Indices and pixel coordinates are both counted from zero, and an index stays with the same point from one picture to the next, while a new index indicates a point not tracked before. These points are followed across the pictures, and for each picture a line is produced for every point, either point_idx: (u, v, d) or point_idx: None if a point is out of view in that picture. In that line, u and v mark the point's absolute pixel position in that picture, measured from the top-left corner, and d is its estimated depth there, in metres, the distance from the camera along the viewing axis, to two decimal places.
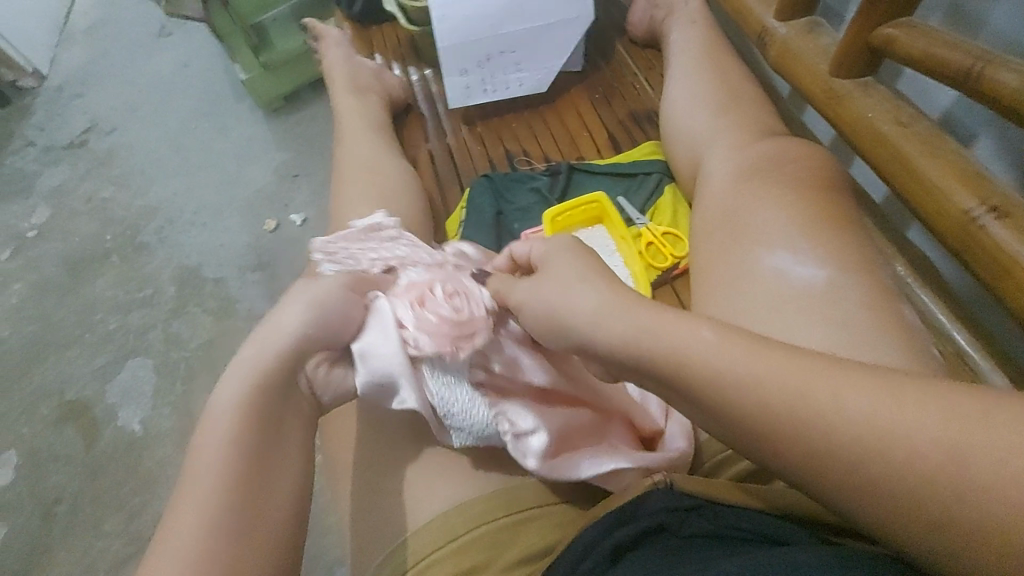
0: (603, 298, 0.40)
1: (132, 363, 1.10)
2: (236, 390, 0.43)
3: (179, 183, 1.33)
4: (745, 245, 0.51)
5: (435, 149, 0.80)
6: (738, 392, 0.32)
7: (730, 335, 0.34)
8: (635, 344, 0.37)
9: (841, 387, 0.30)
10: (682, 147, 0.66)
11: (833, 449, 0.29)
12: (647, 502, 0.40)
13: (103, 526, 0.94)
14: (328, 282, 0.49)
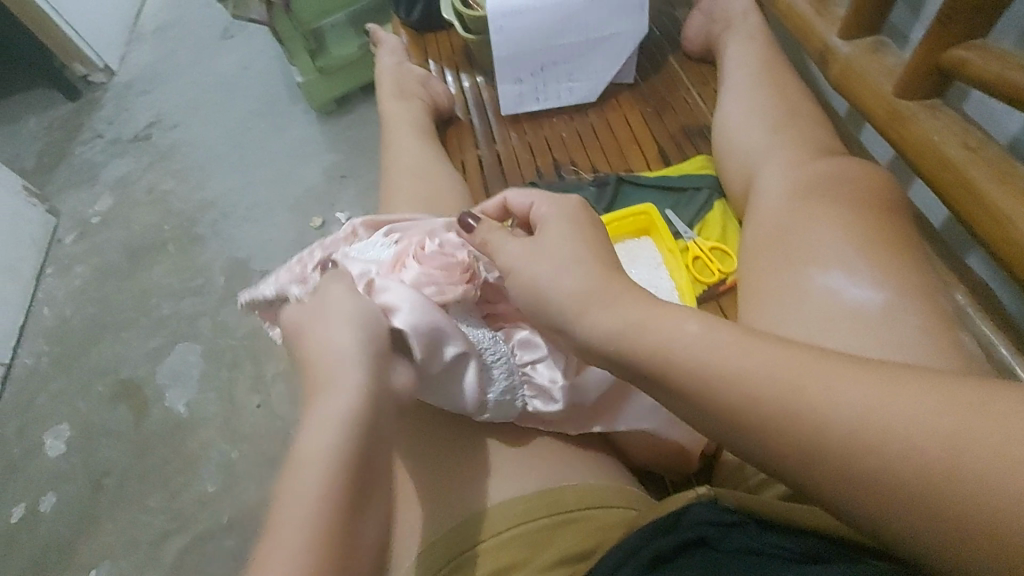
0: (586, 277, 0.41)
1: (181, 348, 1.15)
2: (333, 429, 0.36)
3: (234, 178, 1.39)
4: (798, 263, 0.51)
5: (484, 154, 0.81)
6: (726, 383, 0.32)
7: (720, 334, 0.35)
8: (620, 337, 0.38)
9: (832, 379, 0.30)
10: (736, 162, 0.65)
11: (825, 444, 0.29)
12: (690, 514, 0.40)
13: (147, 502, 0.99)
14: (336, 301, 0.42)
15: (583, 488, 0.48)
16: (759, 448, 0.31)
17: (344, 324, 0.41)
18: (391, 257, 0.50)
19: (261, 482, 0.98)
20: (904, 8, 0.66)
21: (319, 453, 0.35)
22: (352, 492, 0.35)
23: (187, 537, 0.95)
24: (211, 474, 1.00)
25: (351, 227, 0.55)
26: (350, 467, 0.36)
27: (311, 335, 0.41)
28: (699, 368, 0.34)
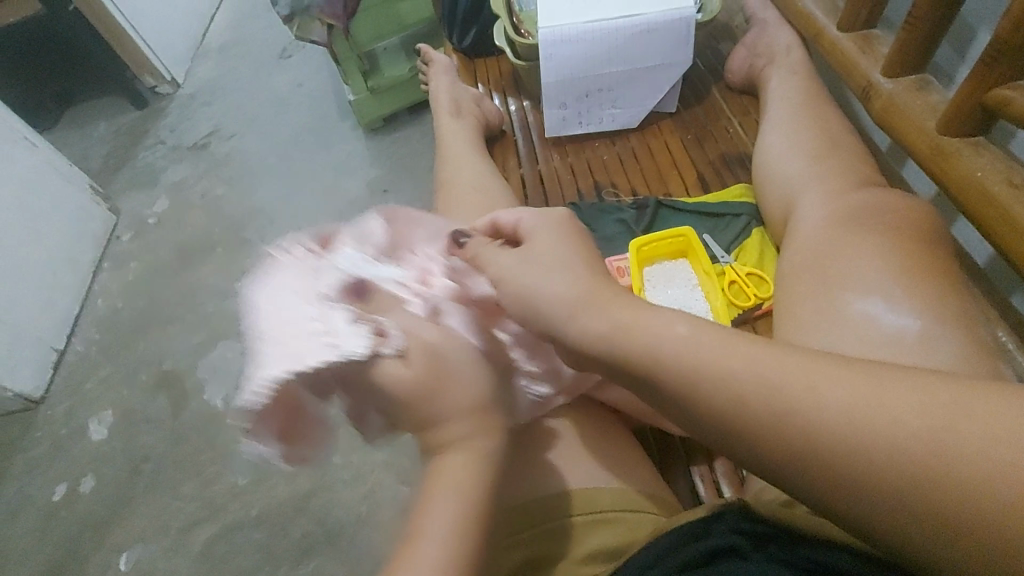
0: (572, 285, 0.44)
1: (222, 345, 1.20)
2: (457, 474, 0.45)
3: (282, 187, 1.46)
4: (833, 288, 0.52)
5: (526, 173, 0.85)
6: (716, 386, 0.35)
7: (707, 338, 0.37)
8: (614, 341, 0.40)
9: (815, 380, 0.33)
10: (776, 190, 0.67)
11: (807, 440, 0.31)
12: (718, 522, 0.41)
13: (180, 490, 1.02)
14: (439, 346, 0.50)
15: (617, 490, 0.51)
16: (744, 444, 0.34)
17: (462, 365, 0.49)
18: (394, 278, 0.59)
19: (290, 479, 1.01)
20: (949, 48, 0.67)
21: (455, 483, 0.44)
22: (480, 519, 0.44)
23: (217, 526, 0.98)
24: (242, 467, 1.03)
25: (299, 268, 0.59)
26: (482, 497, 0.44)
27: (437, 385, 0.47)
28: (690, 371, 0.36)
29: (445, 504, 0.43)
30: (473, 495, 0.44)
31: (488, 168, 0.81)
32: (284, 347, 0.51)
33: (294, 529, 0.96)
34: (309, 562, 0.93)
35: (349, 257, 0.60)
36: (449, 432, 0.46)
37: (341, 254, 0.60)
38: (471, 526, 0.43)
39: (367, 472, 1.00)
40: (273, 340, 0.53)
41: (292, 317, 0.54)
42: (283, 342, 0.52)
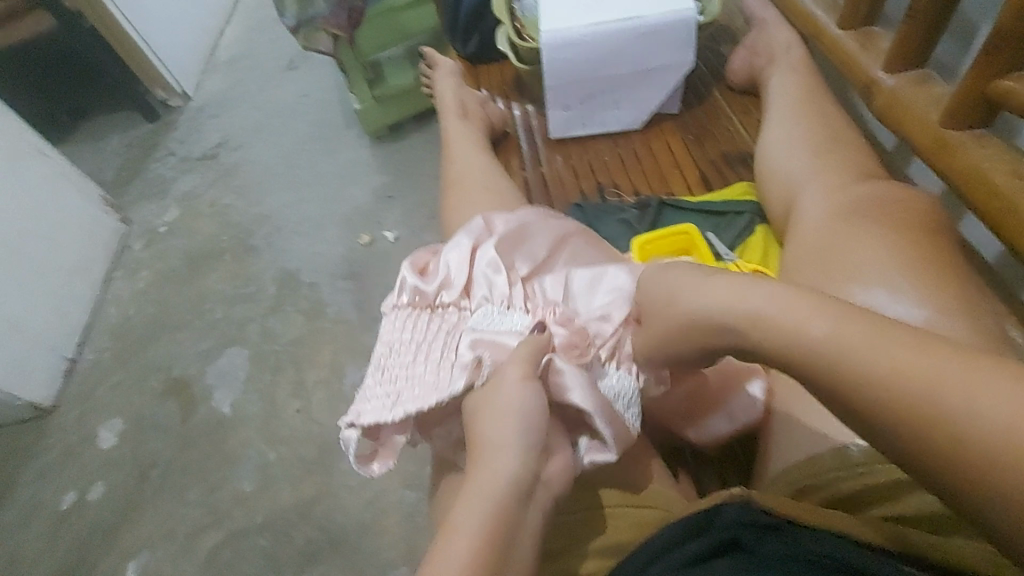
0: (734, 293, 0.42)
1: (229, 351, 1.21)
2: (480, 508, 0.44)
3: (289, 196, 1.47)
4: (847, 280, 0.51)
5: (530, 176, 0.86)
6: (858, 384, 0.33)
7: (854, 330, 0.35)
8: (748, 334, 0.39)
9: (976, 391, 0.29)
10: (777, 187, 0.67)
11: (968, 451, 0.29)
12: (720, 514, 0.41)
13: (187, 495, 1.03)
14: (508, 379, 0.49)
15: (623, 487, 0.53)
16: (889, 447, 0.32)
17: (503, 391, 0.49)
18: (505, 301, 0.58)
19: (295, 484, 1.01)
20: (950, 43, 0.67)
21: (490, 489, 0.44)
22: (512, 521, 0.44)
23: (222, 532, 0.98)
24: (248, 473, 1.03)
25: (402, 289, 0.60)
26: (514, 500, 0.44)
27: (484, 409, 0.49)
28: (828, 365, 0.35)
29: (473, 506, 0.44)
30: (504, 496, 0.44)
31: (491, 172, 0.82)
32: (400, 384, 0.55)
33: (298, 535, 0.96)
34: (313, 568, 0.93)
35: (457, 274, 0.59)
36: (489, 449, 0.47)
37: (449, 270, 0.60)
38: (502, 530, 0.43)
39: (373, 477, 1.00)
40: (387, 373, 0.56)
41: (404, 352, 0.57)
42: (396, 378, 0.56)
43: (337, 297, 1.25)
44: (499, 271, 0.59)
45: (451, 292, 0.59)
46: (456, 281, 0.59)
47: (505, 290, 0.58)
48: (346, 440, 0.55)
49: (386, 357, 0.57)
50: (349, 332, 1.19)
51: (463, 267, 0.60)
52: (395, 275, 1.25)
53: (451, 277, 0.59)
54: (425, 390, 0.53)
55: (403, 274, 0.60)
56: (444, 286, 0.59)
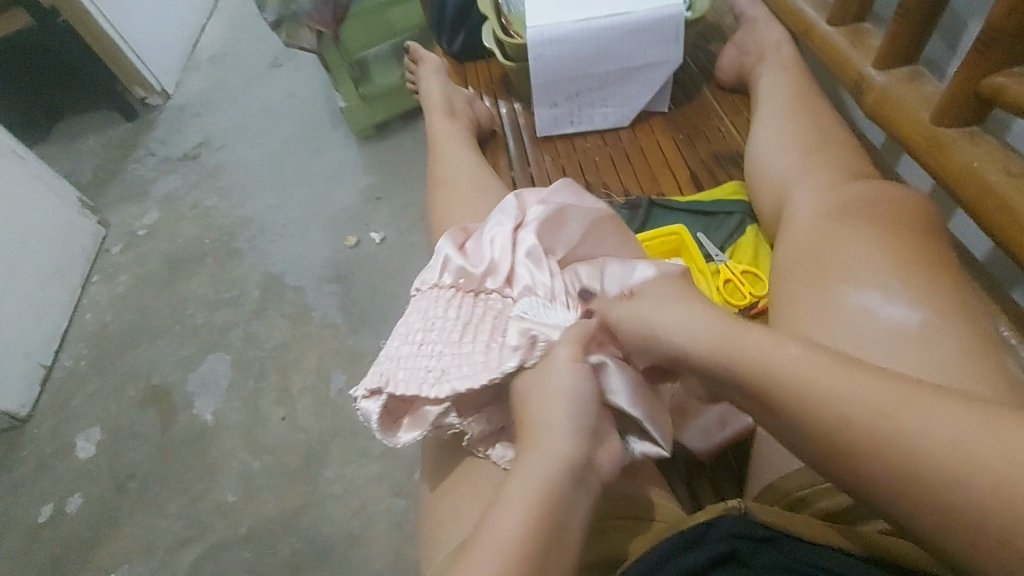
0: (710, 313, 0.47)
1: (211, 358, 1.18)
2: (530, 487, 0.42)
3: (273, 198, 1.44)
4: (842, 293, 0.48)
5: (517, 175, 0.84)
6: (826, 407, 0.37)
7: (821, 359, 0.39)
8: (728, 358, 0.43)
9: (928, 416, 0.34)
10: (768, 185, 0.65)
11: (906, 465, 0.34)
12: (716, 525, 0.39)
13: (166, 508, 1.01)
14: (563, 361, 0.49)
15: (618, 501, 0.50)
16: (851, 468, 0.36)
17: (555, 371, 0.49)
18: (549, 292, 0.57)
19: (279, 495, 0.99)
20: (939, 40, 0.66)
21: (541, 469, 0.43)
22: (562, 502, 0.42)
23: (204, 545, 0.97)
24: (231, 483, 1.02)
25: (444, 267, 0.61)
26: (566, 479, 0.43)
27: (533, 392, 0.49)
28: (799, 388, 0.39)
29: (524, 483, 0.43)
30: (557, 474, 0.43)
31: (478, 173, 0.80)
32: (443, 360, 0.55)
33: (282, 547, 0.94)
34: None
35: (502, 257, 0.60)
36: (540, 428, 0.46)
37: (494, 253, 0.61)
38: (552, 508, 0.42)
39: (360, 485, 0.98)
40: (427, 348, 0.56)
41: (446, 327, 0.57)
42: (441, 354, 0.56)
43: (323, 300, 1.22)
44: (543, 256, 0.59)
45: (497, 276, 0.60)
46: (500, 264, 0.60)
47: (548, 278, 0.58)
48: (366, 411, 0.56)
49: (427, 333, 0.57)
50: (335, 336, 1.16)
51: (507, 250, 0.60)
52: (382, 278, 1.23)
53: (495, 259, 0.61)
54: (472, 369, 0.53)
55: (450, 254, 0.61)
56: (486, 265, 0.60)
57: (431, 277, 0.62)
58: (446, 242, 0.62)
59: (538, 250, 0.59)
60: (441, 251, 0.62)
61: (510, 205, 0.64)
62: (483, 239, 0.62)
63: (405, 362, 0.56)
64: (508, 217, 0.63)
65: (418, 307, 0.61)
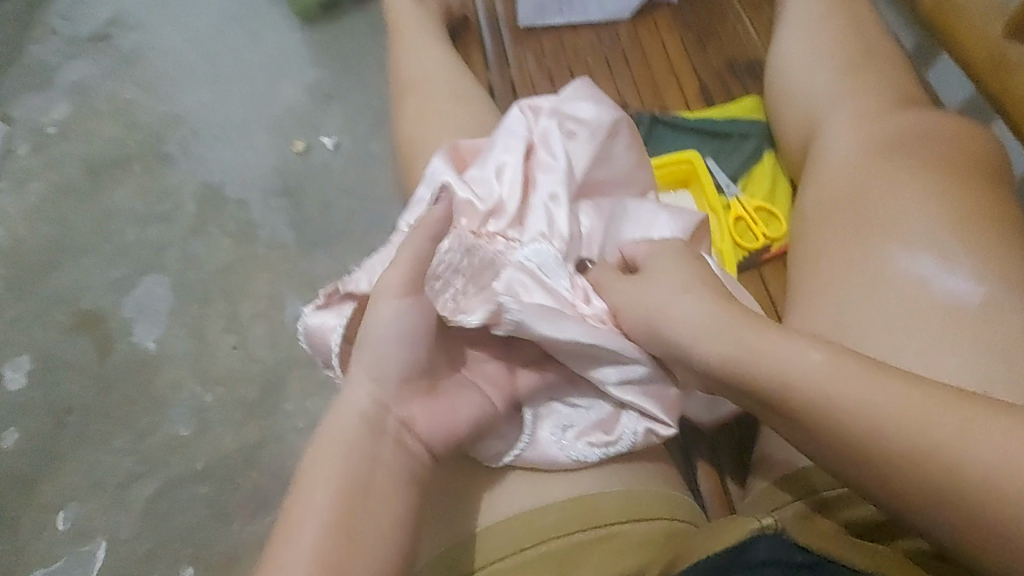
0: (698, 308, 0.45)
1: (147, 280, 1.06)
2: (335, 459, 0.42)
3: (206, 92, 1.24)
4: (880, 265, 0.44)
5: (494, 79, 0.73)
6: (854, 420, 0.37)
7: (844, 364, 0.39)
8: (739, 361, 0.41)
9: (966, 426, 0.35)
10: (795, 108, 0.56)
11: (934, 476, 0.35)
12: (749, 551, 0.37)
13: (113, 442, 0.94)
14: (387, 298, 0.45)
15: (620, 497, 0.47)
16: (880, 478, 0.37)
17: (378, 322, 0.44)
18: (563, 243, 0.54)
19: (235, 429, 0.94)
20: None
21: (338, 437, 0.43)
22: (366, 465, 0.42)
23: (158, 480, 0.91)
24: (182, 417, 0.95)
25: (439, 190, 0.55)
26: (361, 434, 0.43)
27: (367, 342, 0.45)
28: (822, 398, 0.38)
29: (330, 452, 0.42)
30: (355, 445, 0.43)
31: (450, 79, 0.68)
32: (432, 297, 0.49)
33: (244, 482, 0.90)
34: (262, 515, 0.88)
35: (511, 192, 0.55)
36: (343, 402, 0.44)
37: (501, 186, 0.55)
38: (360, 475, 0.42)
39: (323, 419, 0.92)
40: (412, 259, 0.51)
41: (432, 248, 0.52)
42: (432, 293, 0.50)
43: (270, 216, 1.09)
44: (558, 189, 0.55)
45: (501, 217, 0.54)
46: (507, 202, 0.55)
47: (563, 223, 0.54)
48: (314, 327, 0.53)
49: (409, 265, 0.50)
50: (287, 258, 1.05)
51: (517, 184, 0.55)
52: (337, 192, 1.10)
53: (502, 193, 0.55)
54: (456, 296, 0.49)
55: (449, 181, 0.55)
56: (491, 192, 0.55)
57: (426, 212, 0.55)
58: (442, 166, 0.57)
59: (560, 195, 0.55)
60: (439, 179, 0.56)
61: (516, 121, 0.58)
62: (487, 163, 0.57)
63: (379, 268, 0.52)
64: (517, 138, 0.57)
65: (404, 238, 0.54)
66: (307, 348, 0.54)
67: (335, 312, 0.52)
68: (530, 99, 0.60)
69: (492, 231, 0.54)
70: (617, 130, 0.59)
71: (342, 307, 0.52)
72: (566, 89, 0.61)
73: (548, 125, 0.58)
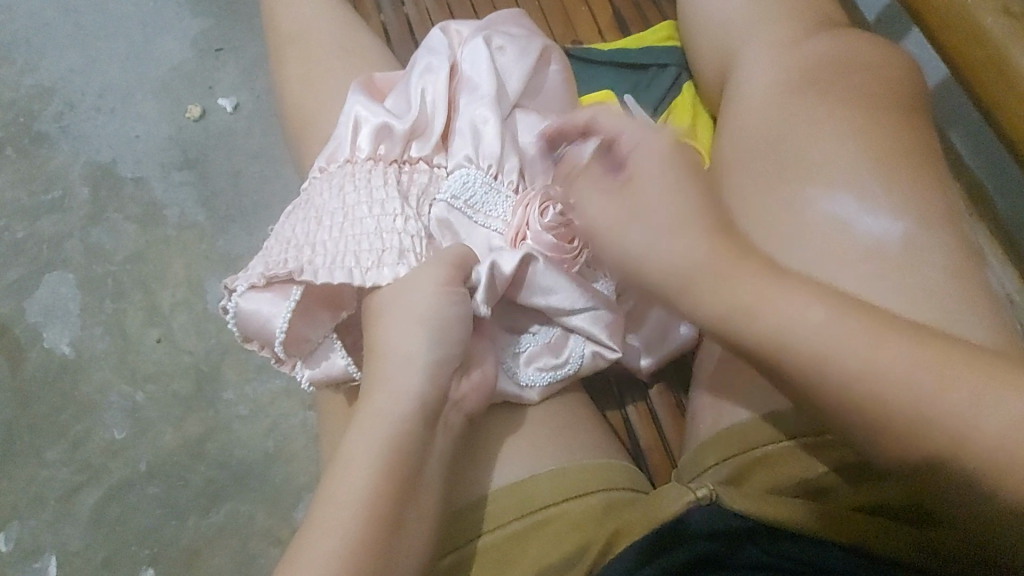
0: (690, 249, 0.35)
1: (49, 278, 0.96)
2: (383, 433, 0.42)
3: (76, 56, 1.09)
4: (800, 206, 0.42)
5: (389, 20, 0.69)
6: (857, 387, 0.33)
7: (845, 324, 0.33)
8: (728, 323, 0.35)
9: (971, 394, 0.32)
10: (710, 40, 0.54)
11: (936, 439, 0.32)
12: (688, 522, 0.41)
13: (46, 456, 0.87)
14: (427, 272, 0.46)
15: (556, 478, 0.47)
16: (881, 444, 0.33)
17: (418, 295, 0.45)
18: (492, 162, 0.53)
19: (177, 424, 0.89)
20: None
21: (394, 402, 0.43)
22: (418, 438, 0.42)
23: (103, 488, 0.86)
24: (116, 420, 0.89)
25: (358, 125, 0.53)
26: (426, 405, 0.43)
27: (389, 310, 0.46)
28: (822, 364, 0.33)
29: (375, 431, 0.42)
30: (410, 419, 0.42)
31: (341, 22, 0.63)
32: (369, 247, 0.48)
33: (194, 476, 0.86)
34: (220, 507, 0.85)
35: (433, 112, 0.54)
36: (390, 364, 0.44)
37: (423, 105, 0.54)
38: (406, 444, 0.42)
39: (266, 404, 0.89)
40: (349, 233, 0.48)
41: (369, 220, 0.49)
42: (363, 242, 0.48)
43: (174, 194, 1.00)
44: (484, 109, 0.54)
45: (426, 141, 0.54)
46: (431, 121, 0.54)
47: (491, 139, 0.53)
48: (239, 309, 0.47)
49: (339, 221, 0.48)
50: (201, 239, 0.97)
51: (439, 103, 0.54)
52: (245, 159, 1.01)
53: (423, 114, 0.54)
54: (398, 245, 0.48)
55: (362, 113, 0.53)
56: (410, 116, 0.53)
57: (340, 149, 0.52)
58: (357, 96, 0.54)
59: (495, 111, 0.54)
60: (349, 111, 0.53)
61: (437, 40, 0.58)
62: (406, 89, 0.55)
63: (326, 247, 0.47)
64: (439, 57, 0.56)
65: (325, 182, 0.51)
66: (235, 331, 0.48)
67: (278, 296, 0.47)
68: (457, 22, 0.60)
69: (415, 155, 0.54)
70: (548, 56, 0.59)
71: (286, 291, 0.47)
72: (493, 14, 0.61)
73: (474, 44, 0.56)
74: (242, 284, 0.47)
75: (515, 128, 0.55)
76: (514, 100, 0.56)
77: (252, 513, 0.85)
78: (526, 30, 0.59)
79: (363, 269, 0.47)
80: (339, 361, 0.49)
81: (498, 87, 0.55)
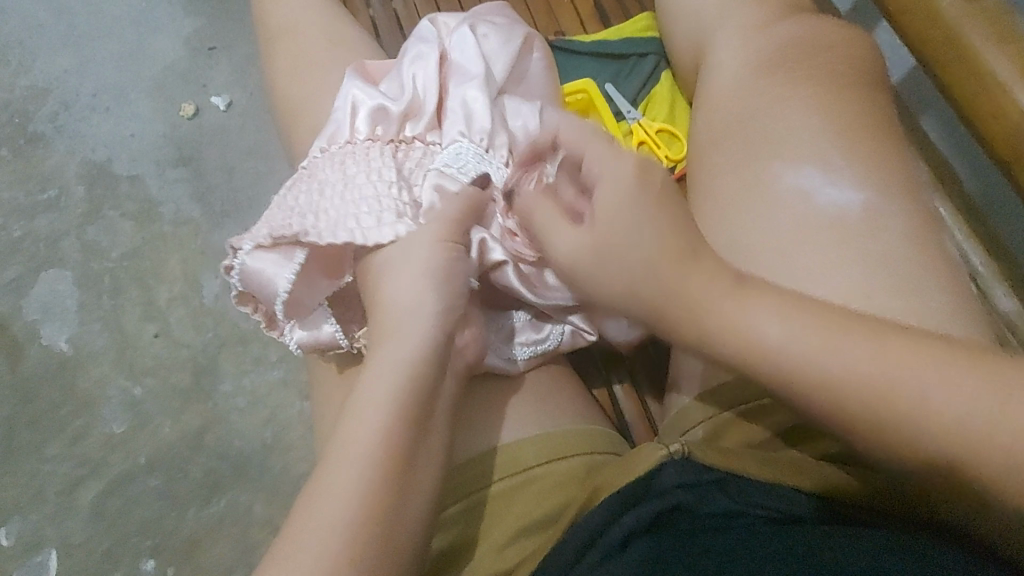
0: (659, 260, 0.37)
1: (46, 276, 0.97)
2: (378, 398, 0.42)
3: (70, 57, 1.10)
4: (769, 182, 0.45)
5: (377, 15, 0.71)
6: (820, 391, 0.33)
7: (802, 331, 0.34)
8: (694, 336, 0.36)
9: (933, 383, 0.32)
10: (686, 29, 0.56)
11: (902, 432, 0.32)
12: (660, 476, 0.43)
13: (46, 451, 0.88)
14: (422, 233, 0.48)
15: (540, 440, 0.49)
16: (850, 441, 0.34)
17: (421, 248, 0.47)
18: (484, 135, 0.54)
19: (176, 416, 0.90)
20: None
21: (384, 368, 0.44)
22: (424, 391, 0.43)
23: (103, 481, 0.87)
24: (116, 413, 0.90)
25: (357, 106, 0.55)
26: (420, 369, 0.44)
27: (390, 267, 0.48)
28: (781, 368, 0.34)
29: (379, 387, 0.43)
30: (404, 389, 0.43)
31: (330, 17, 0.65)
32: (369, 209, 0.50)
33: (193, 467, 0.88)
34: (220, 496, 0.86)
35: (426, 94, 0.56)
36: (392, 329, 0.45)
37: (416, 89, 0.56)
38: (417, 398, 0.43)
39: (263, 394, 0.91)
40: (348, 198, 0.50)
41: (368, 190, 0.50)
42: (364, 204, 0.50)
43: (169, 191, 1.01)
44: (474, 90, 0.55)
45: (419, 120, 0.55)
46: (424, 103, 0.56)
47: (482, 117, 0.55)
48: (243, 265, 0.50)
49: (339, 188, 0.51)
50: (197, 235, 0.99)
51: (430, 88, 0.56)
52: (238, 156, 1.03)
53: (416, 98, 0.56)
54: (397, 208, 0.50)
55: (359, 95, 0.55)
56: (405, 97, 0.56)
57: (341, 131, 0.55)
58: (352, 79, 0.56)
59: (485, 94, 0.55)
60: (347, 94, 0.56)
61: (427, 31, 0.60)
62: (398, 74, 0.57)
63: (330, 212, 0.49)
64: (429, 45, 0.58)
65: (326, 161, 0.53)
66: (240, 287, 0.51)
67: (282, 257, 0.49)
68: (445, 15, 0.62)
69: (410, 134, 0.55)
70: (531, 44, 0.61)
71: (291, 253, 0.49)
72: (479, 7, 0.63)
73: (461, 32, 0.59)
74: (248, 244, 0.50)
75: (504, 111, 0.57)
76: (500, 85, 0.58)
77: (250, 502, 0.86)
78: (508, 22, 0.61)
79: (365, 230, 0.49)
80: (332, 332, 0.52)
81: (486, 70, 0.57)
